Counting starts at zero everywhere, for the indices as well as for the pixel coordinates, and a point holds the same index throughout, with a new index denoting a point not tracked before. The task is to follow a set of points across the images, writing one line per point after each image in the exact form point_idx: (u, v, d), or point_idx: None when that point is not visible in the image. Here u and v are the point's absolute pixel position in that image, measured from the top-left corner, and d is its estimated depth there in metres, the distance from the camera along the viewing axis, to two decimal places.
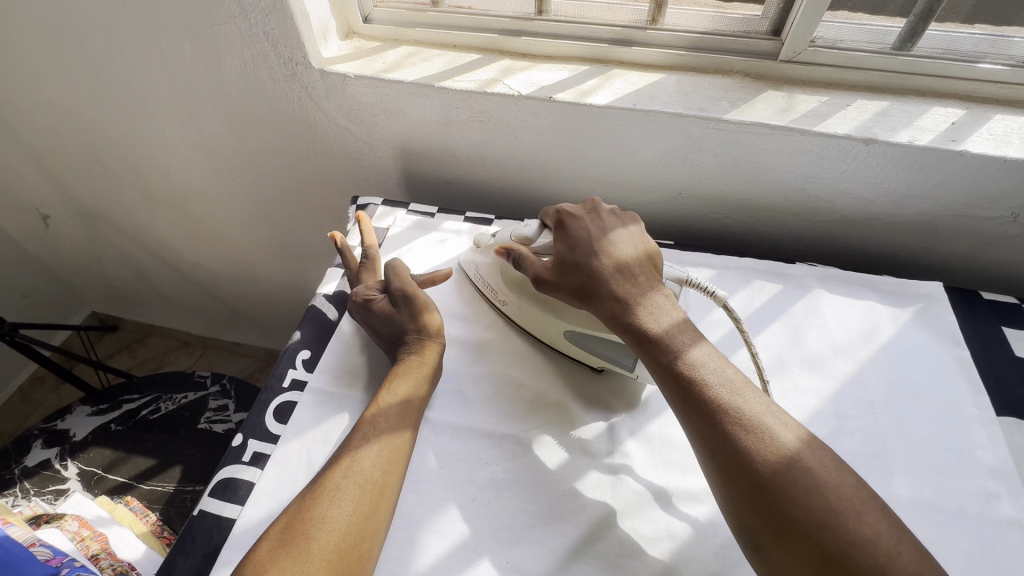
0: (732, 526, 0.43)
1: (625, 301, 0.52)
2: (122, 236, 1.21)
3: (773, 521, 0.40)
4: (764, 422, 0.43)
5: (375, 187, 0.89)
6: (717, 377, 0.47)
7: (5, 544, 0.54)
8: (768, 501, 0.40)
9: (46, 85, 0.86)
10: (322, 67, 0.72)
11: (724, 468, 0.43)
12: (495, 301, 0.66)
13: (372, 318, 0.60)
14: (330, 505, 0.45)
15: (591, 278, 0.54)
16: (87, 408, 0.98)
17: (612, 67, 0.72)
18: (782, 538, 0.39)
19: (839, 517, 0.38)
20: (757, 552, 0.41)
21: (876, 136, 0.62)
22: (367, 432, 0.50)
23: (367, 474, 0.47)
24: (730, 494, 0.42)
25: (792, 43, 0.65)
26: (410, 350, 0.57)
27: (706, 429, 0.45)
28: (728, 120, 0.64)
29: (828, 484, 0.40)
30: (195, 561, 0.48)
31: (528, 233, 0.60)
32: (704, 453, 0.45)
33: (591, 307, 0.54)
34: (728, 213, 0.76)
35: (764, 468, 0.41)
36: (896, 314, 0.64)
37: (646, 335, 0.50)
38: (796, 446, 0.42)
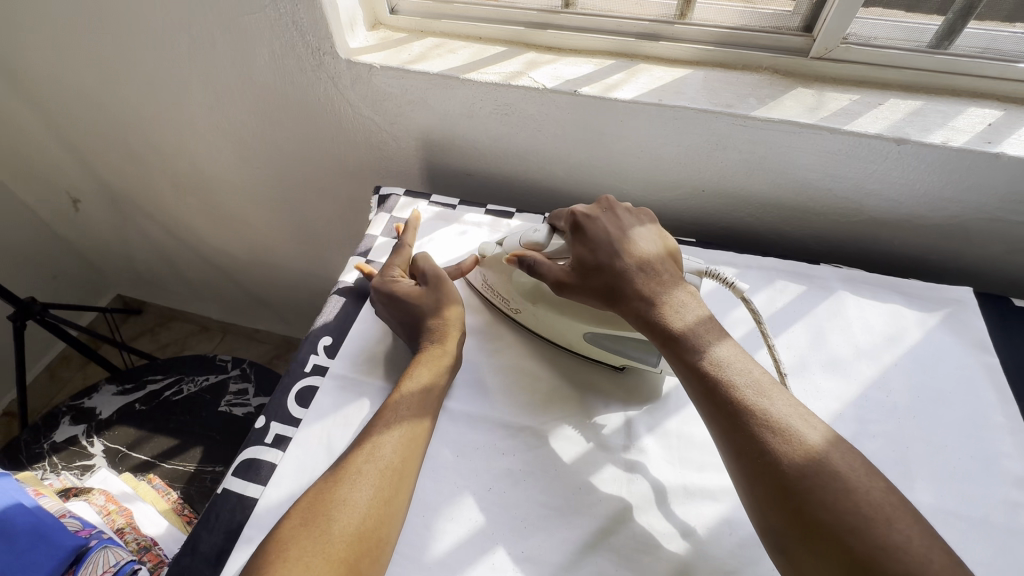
0: (758, 527, 0.43)
1: (651, 300, 0.52)
2: (148, 221, 1.24)
3: (799, 522, 0.39)
4: (791, 423, 0.43)
5: (396, 178, 0.90)
6: (743, 378, 0.46)
7: (40, 514, 0.56)
8: (794, 503, 0.40)
9: (79, 71, 0.88)
10: (349, 58, 0.73)
11: (750, 467, 0.43)
12: (507, 310, 0.64)
13: (397, 309, 0.61)
14: (352, 489, 0.45)
15: (615, 277, 0.54)
16: (113, 387, 1.01)
17: (637, 62, 0.71)
18: (809, 541, 0.39)
19: (868, 521, 0.38)
20: (782, 554, 0.41)
21: (908, 136, 0.61)
22: (391, 418, 0.51)
23: (390, 460, 0.48)
24: (755, 494, 0.42)
25: (824, 40, 0.64)
26: (434, 342, 0.57)
27: (733, 428, 0.44)
28: (756, 117, 0.63)
29: (859, 488, 0.39)
30: (219, 537, 0.49)
31: (538, 239, 0.59)
32: (730, 453, 0.44)
33: (614, 306, 0.54)
34: (751, 211, 0.75)
35: (791, 471, 0.41)
36: (923, 318, 0.63)
37: (673, 335, 0.50)
38: (824, 448, 0.42)
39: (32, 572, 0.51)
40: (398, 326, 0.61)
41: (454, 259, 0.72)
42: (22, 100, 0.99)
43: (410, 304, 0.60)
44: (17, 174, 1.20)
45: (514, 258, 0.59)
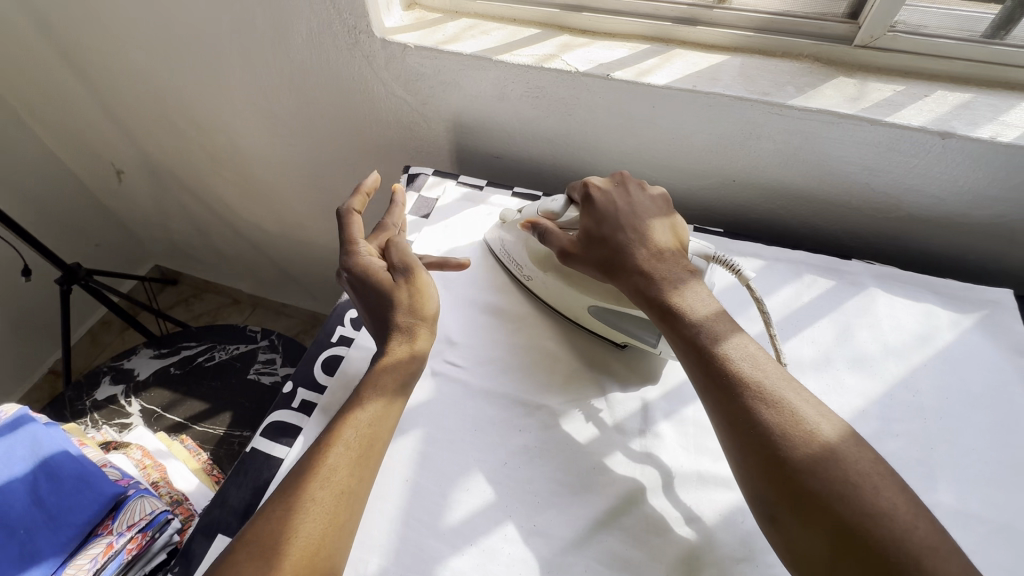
0: (748, 496, 0.44)
1: (649, 275, 0.53)
2: (186, 194, 1.28)
3: (790, 491, 0.40)
4: (785, 396, 0.44)
5: (425, 158, 0.91)
6: (738, 352, 0.47)
7: (85, 462, 0.59)
8: (784, 472, 0.41)
9: (125, 44, 0.91)
10: (384, 37, 0.74)
11: (743, 438, 0.43)
12: (521, 277, 0.66)
13: (365, 293, 0.57)
14: (303, 518, 0.42)
15: (617, 252, 0.55)
16: (150, 351, 1.06)
17: (673, 47, 0.70)
18: (797, 509, 0.40)
19: (855, 489, 0.39)
20: (771, 523, 0.42)
21: (954, 130, 0.58)
22: (346, 437, 0.47)
23: (342, 482, 0.45)
24: (748, 466, 0.43)
25: (870, 28, 0.62)
26: (401, 338, 0.54)
27: (727, 400, 0.45)
28: (792, 106, 0.62)
29: (848, 458, 0.41)
30: (246, 493, 0.51)
31: (554, 208, 0.61)
32: (722, 425, 0.45)
33: (613, 280, 0.55)
34: (782, 204, 0.74)
35: (782, 441, 0.42)
36: (957, 319, 0.61)
37: (670, 309, 0.51)
38: (815, 419, 0.43)
39: (77, 514, 0.55)
40: (363, 311, 0.58)
41: (478, 239, 0.72)
42: (73, 73, 1.03)
43: (380, 289, 0.56)
44: (67, 145, 1.25)
45: (529, 224, 0.61)
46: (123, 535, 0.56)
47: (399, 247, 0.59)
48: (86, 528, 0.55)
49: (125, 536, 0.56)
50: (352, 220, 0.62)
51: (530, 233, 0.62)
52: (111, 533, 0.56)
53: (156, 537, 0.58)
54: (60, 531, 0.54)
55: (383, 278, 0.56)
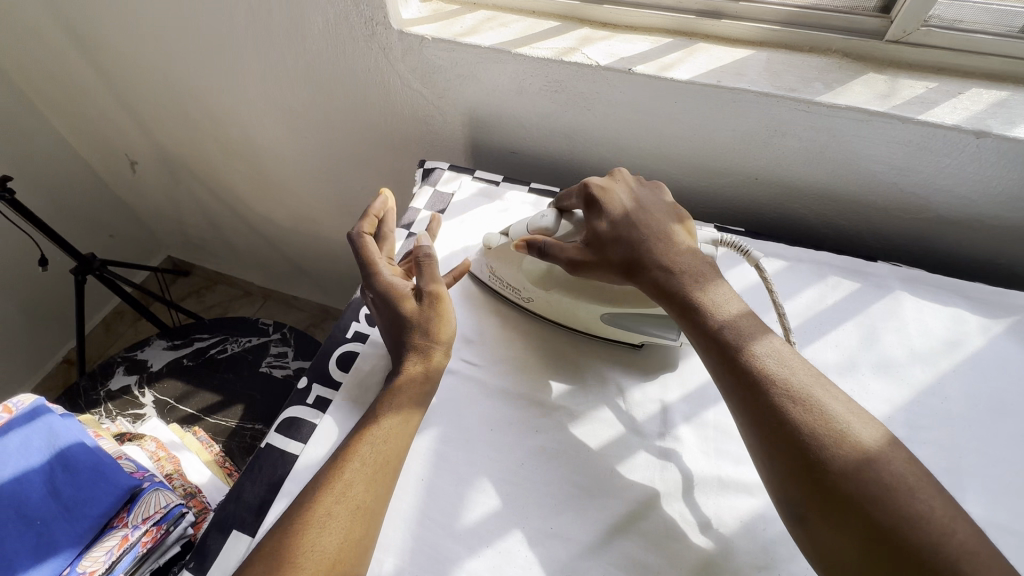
0: (775, 498, 0.43)
1: (669, 271, 0.52)
2: (199, 185, 1.28)
3: (820, 492, 0.39)
4: (814, 394, 0.43)
5: (440, 152, 0.90)
6: (763, 348, 0.46)
7: (100, 454, 0.59)
8: (814, 475, 0.40)
9: (140, 34, 0.91)
10: (402, 29, 0.72)
11: (767, 435, 0.43)
12: (519, 300, 0.62)
13: (387, 312, 0.56)
14: (321, 534, 0.42)
15: (635, 250, 0.53)
16: (163, 342, 1.06)
17: (696, 41, 0.69)
18: (828, 510, 0.39)
19: (888, 491, 0.38)
20: (800, 524, 0.41)
21: (989, 129, 0.57)
22: (363, 453, 0.47)
23: (360, 498, 0.44)
24: (774, 465, 0.42)
25: (903, 22, 0.60)
26: (417, 358, 0.53)
27: (754, 400, 0.44)
28: (820, 102, 0.60)
29: (881, 458, 0.39)
30: (261, 489, 0.51)
31: (547, 224, 0.57)
32: (749, 424, 0.44)
33: (634, 280, 0.53)
34: (805, 203, 0.72)
35: (811, 440, 0.41)
36: (987, 325, 0.59)
37: (694, 305, 0.50)
38: (846, 418, 0.42)
39: (92, 506, 0.55)
40: (383, 329, 0.56)
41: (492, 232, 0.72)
42: (88, 63, 1.03)
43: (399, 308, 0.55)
44: (82, 135, 1.26)
45: (523, 244, 0.57)
46: (138, 528, 0.55)
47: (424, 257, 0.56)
48: (102, 519, 0.55)
49: (140, 529, 0.55)
50: (366, 243, 0.60)
51: (527, 253, 0.58)
52: (126, 526, 0.56)
53: (170, 530, 0.58)
54: (77, 522, 0.54)
55: (406, 296, 0.55)
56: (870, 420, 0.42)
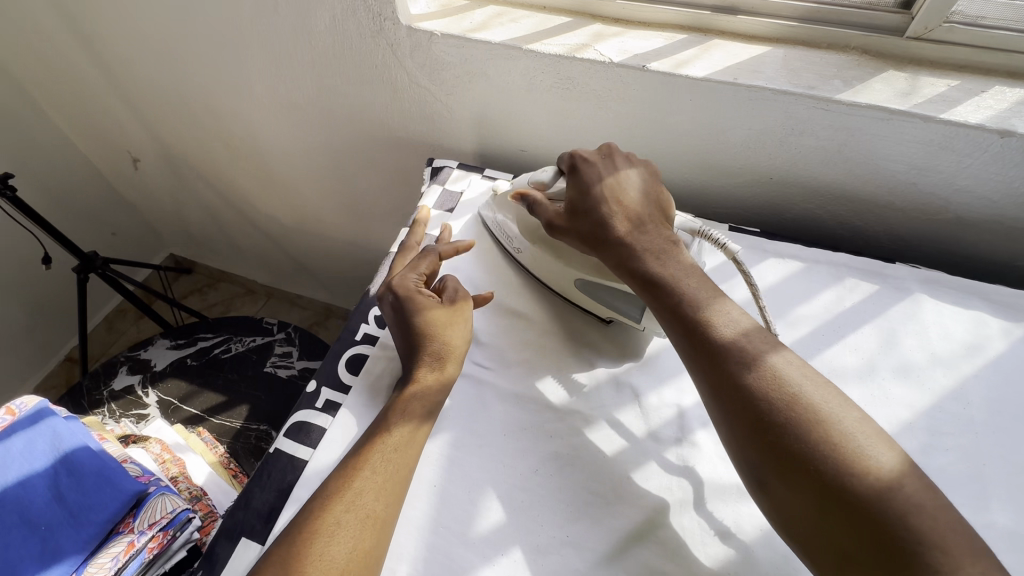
0: (736, 461, 0.43)
1: (634, 248, 0.52)
2: (201, 183, 1.27)
3: (775, 454, 0.39)
4: (777, 364, 0.43)
5: (448, 150, 0.88)
6: (720, 321, 0.46)
7: (105, 458, 0.58)
8: (767, 436, 0.40)
9: (143, 30, 0.89)
10: (410, 25, 0.71)
11: (726, 401, 0.43)
12: (512, 249, 0.66)
13: (402, 314, 0.55)
14: (329, 543, 0.41)
15: (602, 225, 0.54)
16: (167, 342, 1.05)
17: (712, 37, 0.67)
18: (784, 472, 0.39)
19: (835, 448, 0.38)
20: (760, 488, 0.41)
21: (1014, 128, 0.55)
22: (375, 461, 0.46)
23: (371, 508, 0.43)
24: (735, 431, 0.42)
25: (925, 18, 0.58)
26: (432, 366, 0.52)
27: (708, 364, 0.45)
28: (840, 101, 0.59)
29: (832, 418, 0.39)
30: (270, 495, 0.50)
31: (544, 179, 0.60)
32: (708, 392, 0.44)
33: (599, 253, 0.54)
34: (821, 203, 0.71)
35: (765, 403, 0.41)
36: (1009, 329, 0.58)
37: (653, 280, 0.50)
38: (798, 380, 0.41)
39: (98, 511, 0.54)
40: (393, 329, 0.56)
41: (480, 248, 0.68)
42: (90, 59, 1.02)
43: (417, 311, 0.54)
44: (84, 133, 1.25)
45: (517, 196, 0.61)
46: (144, 533, 0.55)
47: (456, 287, 0.58)
48: (108, 525, 0.54)
49: (147, 534, 0.55)
50: (428, 258, 0.60)
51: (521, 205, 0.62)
52: (132, 531, 0.55)
53: (177, 536, 0.57)
54: (83, 528, 0.53)
55: (425, 303, 0.55)
56: (828, 386, 0.42)
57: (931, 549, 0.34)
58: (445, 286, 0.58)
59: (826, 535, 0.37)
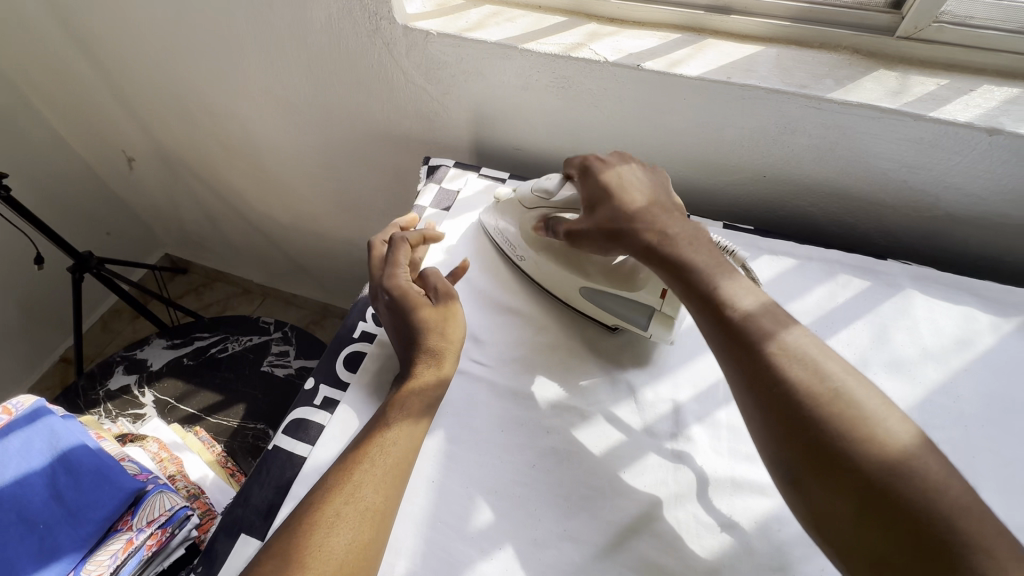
0: (768, 457, 0.42)
1: (661, 236, 0.51)
2: (197, 182, 1.27)
3: (813, 452, 0.38)
4: (817, 358, 0.41)
5: (445, 149, 0.89)
6: (757, 305, 0.45)
7: (102, 456, 0.58)
8: (809, 435, 0.39)
9: (138, 29, 0.89)
10: (406, 25, 0.72)
11: (764, 395, 0.41)
12: (513, 256, 0.66)
13: (397, 314, 0.55)
14: (329, 534, 0.41)
15: (625, 216, 0.53)
16: (163, 341, 1.05)
17: (705, 36, 0.68)
18: (822, 470, 0.38)
19: (882, 449, 0.36)
20: (793, 485, 0.40)
21: (1001, 126, 0.56)
22: (374, 454, 0.46)
23: (370, 501, 0.44)
24: (772, 425, 0.40)
25: (915, 18, 0.59)
26: (428, 362, 0.53)
27: (745, 358, 0.43)
28: (832, 99, 0.60)
29: (876, 417, 0.38)
30: (270, 492, 0.50)
31: (549, 187, 0.59)
32: (746, 386, 0.43)
33: (624, 246, 0.53)
34: (814, 201, 0.72)
35: (806, 399, 0.39)
36: (998, 323, 0.59)
37: (685, 267, 0.49)
38: (841, 376, 0.40)
39: (96, 509, 0.54)
40: (390, 331, 0.57)
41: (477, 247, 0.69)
42: (85, 59, 1.01)
43: (408, 312, 0.55)
44: (79, 133, 1.24)
45: (540, 224, 0.60)
46: (143, 531, 0.55)
47: (441, 277, 0.58)
48: (107, 523, 0.54)
49: (145, 532, 0.55)
50: (402, 247, 0.60)
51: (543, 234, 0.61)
52: (131, 529, 0.55)
53: (175, 533, 0.57)
54: (81, 526, 0.53)
55: (417, 301, 0.55)
56: None
57: (975, 551, 0.33)
58: (430, 279, 0.58)
59: (865, 537, 0.36)
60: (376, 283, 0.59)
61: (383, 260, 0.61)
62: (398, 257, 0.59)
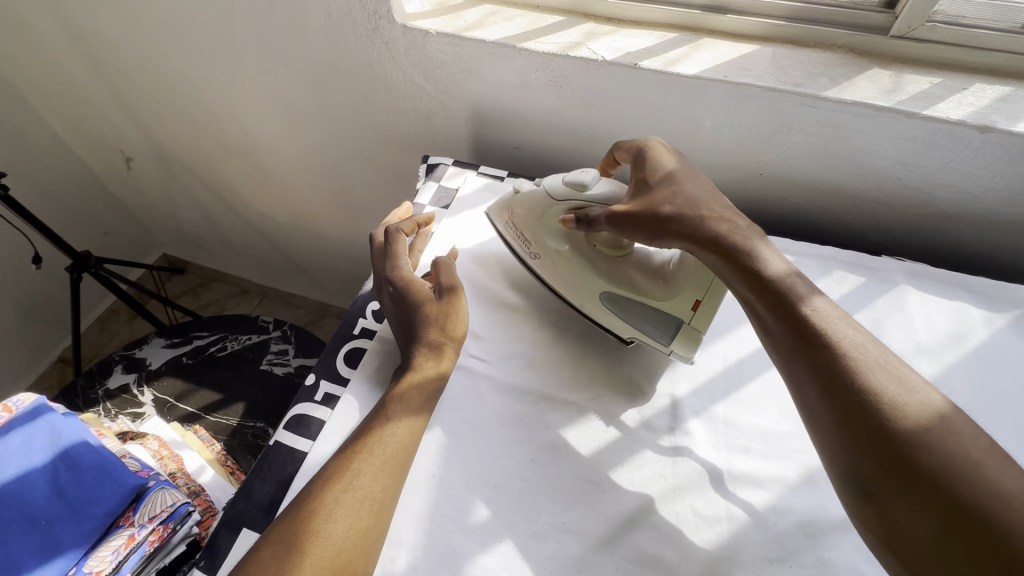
0: (836, 468, 0.37)
1: (724, 224, 0.47)
2: (195, 181, 1.27)
3: (891, 463, 0.34)
4: (896, 366, 0.38)
5: (444, 148, 0.89)
6: (827, 304, 0.42)
7: (104, 452, 0.58)
8: (891, 445, 0.34)
9: (137, 28, 0.89)
10: (405, 24, 0.72)
11: (834, 397, 0.37)
12: (526, 253, 0.62)
13: (400, 306, 0.56)
14: (328, 520, 0.42)
15: (685, 202, 0.49)
16: (162, 340, 1.05)
17: (702, 35, 0.68)
18: (903, 484, 0.33)
19: (974, 467, 0.32)
20: (865, 500, 0.35)
21: (993, 124, 0.57)
22: (373, 444, 0.47)
23: (369, 490, 0.44)
24: (843, 432, 0.36)
25: (908, 17, 0.60)
26: (429, 354, 0.54)
27: (815, 358, 0.39)
28: (827, 97, 0.60)
29: (965, 433, 0.34)
30: (271, 487, 0.50)
31: (584, 181, 0.54)
32: (815, 389, 0.38)
33: (680, 229, 0.48)
34: (810, 199, 0.73)
35: (882, 405, 0.35)
36: (990, 318, 0.60)
37: (753, 257, 0.44)
38: (926, 388, 0.36)
39: (99, 505, 0.54)
40: (393, 322, 0.57)
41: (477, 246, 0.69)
42: (83, 58, 1.01)
43: (414, 303, 0.55)
44: (77, 133, 1.24)
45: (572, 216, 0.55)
46: (145, 527, 0.55)
47: (446, 266, 0.58)
48: (108, 519, 0.54)
49: (147, 528, 0.55)
50: (398, 239, 0.61)
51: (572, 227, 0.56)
52: (133, 525, 0.55)
53: (176, 529, 0.58)
54: (83, 522, 0.53)
55: (422, 292, 0.56)
56: None
57: None
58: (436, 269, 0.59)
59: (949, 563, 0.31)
60: (379, 273, 0.60)
61: (382, 253, 0.62)
62: (398, 249, 0.60)
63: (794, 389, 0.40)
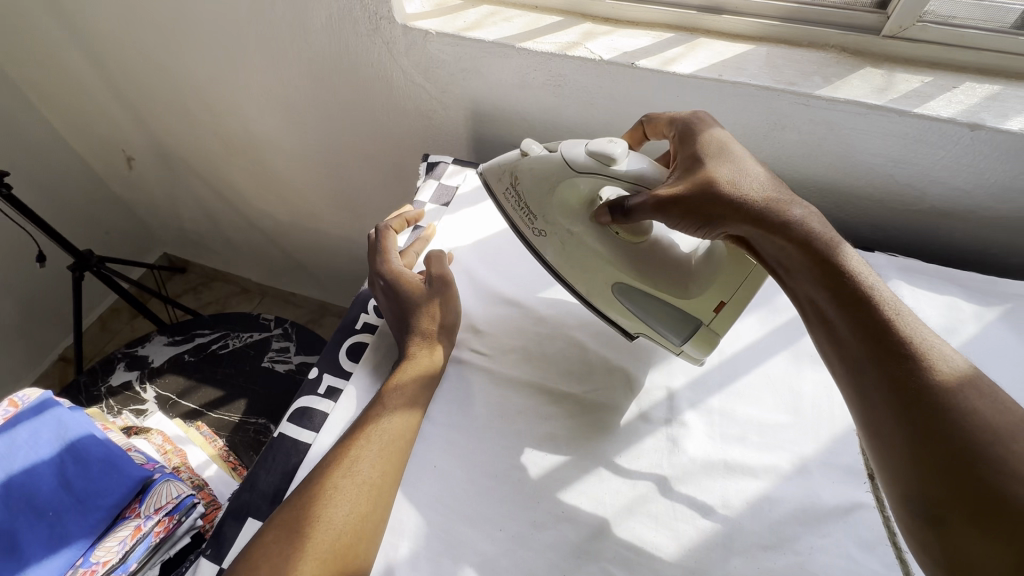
0: (903, 494, 0.35)
1: (787, 205, 0.44)
2: (196, 180, 1.27)
3: (968, 494, 0.32)
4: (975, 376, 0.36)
5: (444, 147, 0.90)
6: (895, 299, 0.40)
7: (110, 445, 0.59)
8: (980, 478, 0.32)
9: (141, 29, 0.90)
10: (406, 24, 0.73)
11: (910, 417, 0.35)
12: (527, 226, 0.56)
13: (394, 298, 0.58)
14: (330, 504, 0.43)
15: (742, 181, 0.46)
16: (164, 338, 1.06)
17: (697, 35, 0.69)
18: (979, 516, 0.31)
19: None
20: (932, 527, 0.34)
21: (983, 122, 0.58)
22: (371, 431, 0.48)
23: (367, 476, 0.45)
24: (917, 458, 0.34)
25: (900, 17, 0.61)
26: (422, 344, 0.55)
27: (892, 371, 0.37)
28: (820, 96, 0.61)
29: None
30: (276, 477, 0.51)
31: (610, 152, 0.49)
32: (889, 408, 0.36)
33: (739, 212, 0.44)
34: (804, 196, 0.74)
35: (962, 428, 0.33)
36: (981, 311, 0.61)
37: (820, 242, 0.42)
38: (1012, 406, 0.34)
39: (105, 496, 0.55)
40: (387, 313, 0.59)
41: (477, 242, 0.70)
42: (86, 58, 1.02)
43: (409, 295, 0.57)
44: (78, 132, 1.25)
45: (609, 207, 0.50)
46: (150, 518, 0.55)
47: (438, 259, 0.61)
48: (115, 510, 0.55)
49: (153, 519, 0.55)
50: (387, 236, 0.64)
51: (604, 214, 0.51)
52: (139, 516, 0.56)
53: (182, 521, 0.58)
54: (89, 514, 0.54)
55: (414, 285, 0.58)
56: None
57: None
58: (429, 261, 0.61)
59: None
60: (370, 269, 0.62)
61: (372, 249, 0.64)
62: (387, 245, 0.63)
63: (863, 403, 0.38)
